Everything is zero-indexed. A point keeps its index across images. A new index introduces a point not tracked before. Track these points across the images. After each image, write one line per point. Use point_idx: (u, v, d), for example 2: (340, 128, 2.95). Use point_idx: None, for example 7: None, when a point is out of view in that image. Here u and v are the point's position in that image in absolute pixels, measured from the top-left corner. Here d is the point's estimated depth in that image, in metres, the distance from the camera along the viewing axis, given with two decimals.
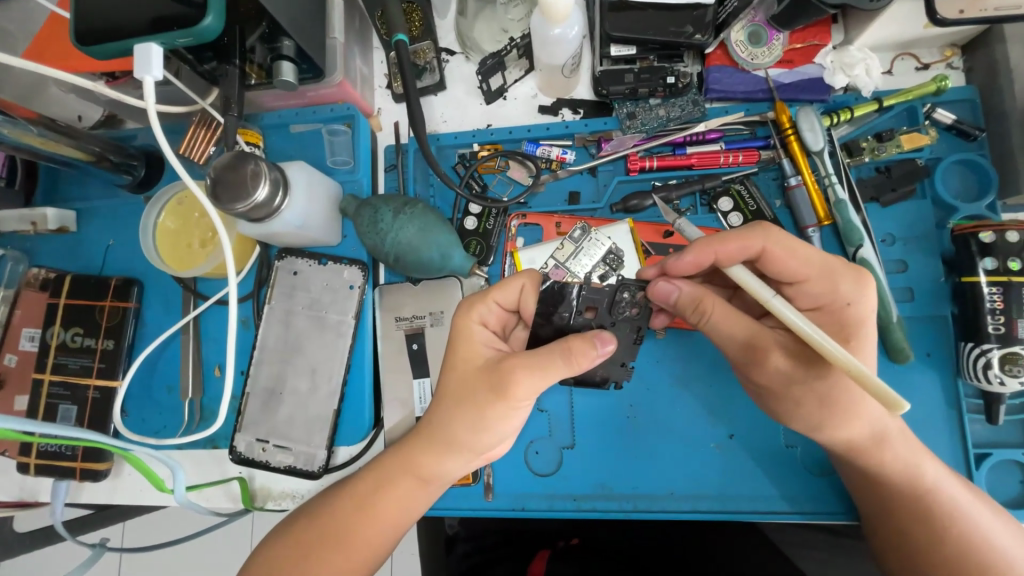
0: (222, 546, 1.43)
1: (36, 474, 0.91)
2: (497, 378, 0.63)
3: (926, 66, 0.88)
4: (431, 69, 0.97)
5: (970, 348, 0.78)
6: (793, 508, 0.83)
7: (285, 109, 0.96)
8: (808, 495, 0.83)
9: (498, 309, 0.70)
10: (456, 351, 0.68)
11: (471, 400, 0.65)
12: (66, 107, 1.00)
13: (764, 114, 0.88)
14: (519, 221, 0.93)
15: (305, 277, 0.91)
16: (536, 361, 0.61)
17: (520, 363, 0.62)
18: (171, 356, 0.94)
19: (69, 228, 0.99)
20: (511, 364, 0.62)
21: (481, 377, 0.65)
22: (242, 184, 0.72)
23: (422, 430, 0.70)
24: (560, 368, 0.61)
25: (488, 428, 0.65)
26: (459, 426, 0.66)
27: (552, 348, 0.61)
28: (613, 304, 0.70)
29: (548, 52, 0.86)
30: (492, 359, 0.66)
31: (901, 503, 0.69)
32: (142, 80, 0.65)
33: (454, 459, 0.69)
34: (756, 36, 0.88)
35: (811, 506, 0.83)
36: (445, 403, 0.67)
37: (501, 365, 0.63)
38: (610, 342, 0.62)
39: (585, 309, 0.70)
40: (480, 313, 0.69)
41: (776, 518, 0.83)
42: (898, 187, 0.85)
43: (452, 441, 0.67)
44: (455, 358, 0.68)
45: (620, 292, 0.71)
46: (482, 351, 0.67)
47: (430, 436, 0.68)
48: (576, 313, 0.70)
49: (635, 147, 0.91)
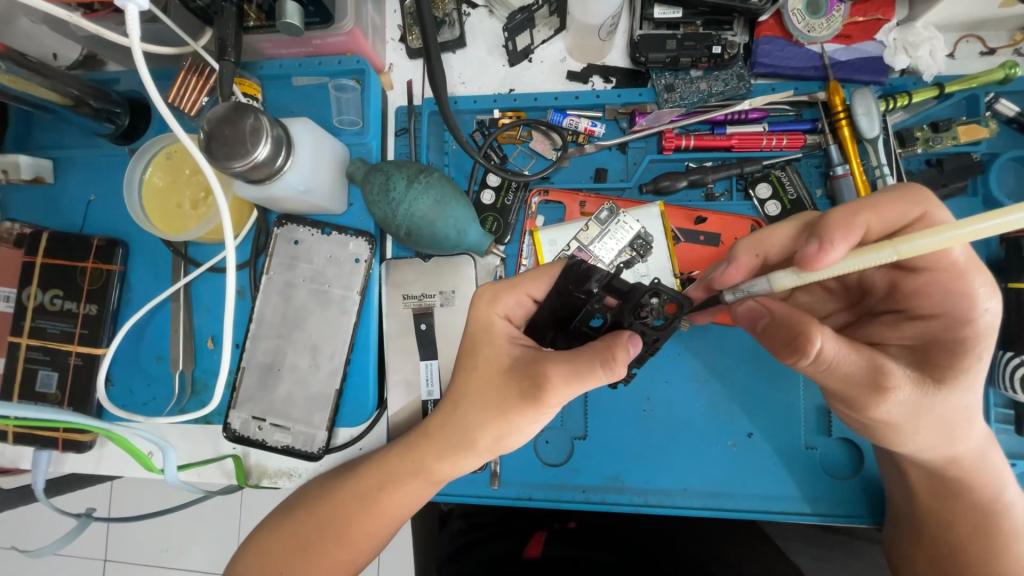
0: (211, 513, 1.41)
1: (15, 443, 0.86)
2: (532, 381, 0.58)
3: (992, 51, 0.81)
4: (450, 22, 0.88)
5: (1008, 357, 0.75)
6: (812, 509, 0.81)
7: (286, 59, 0.87)
8: (824, 495, 0.81)
9: (526, 302, 0.65)
10: (478, 351, 0.64)
11: (498, 405, 0.61)
12: (39, 42, 0.90)
13: (814, 95, 0.81)
14: (540, 198, 0.86)
15: (307, 247, 0.84)
16: (573, 362, 0.56)
17: (558, 365, 0.57)
18: (159, 324, 0.88)
19: (45, 179, 0.90)
20: (545, 367, 0.58)
21: (509, 378, 0.61)
22: (241, 140, 0.64)
23: (433, 432, 0.66)
24: (599, 376, 0.56)
25: (514, 433, 0.63)
26: (484, 430, 0.63)
27: (592, 351, 0.56)
28: (637, 308, 0.58)
29: (584, 9, 0.78)
30: (519, 359, 0.62)
31: (935, 506, 0.70)
32: (123, 9, 0.55)
33: (469, 456, 0.65)
34: (816, 5, 0.79)
35: (830, 508, 0.81)
36: (463, 404, 0.64)
37: (535, 367, 0.59)
38: (635, 347, 0.58)
39: (607, 298, 0.60)
40: (504, 307, 0.65)
41: (792, 518, 0.81)
42: (950, 182, 0.79)
43: (473, 443, 0.64)
44: (477, 357, 0.64)
45: (649, 294, 0.58)
46: (507, 350, 0.63)
47: (448, 439, 0.65)
48: (594, 298, 0.60)
49: (672, 123, 0.83)
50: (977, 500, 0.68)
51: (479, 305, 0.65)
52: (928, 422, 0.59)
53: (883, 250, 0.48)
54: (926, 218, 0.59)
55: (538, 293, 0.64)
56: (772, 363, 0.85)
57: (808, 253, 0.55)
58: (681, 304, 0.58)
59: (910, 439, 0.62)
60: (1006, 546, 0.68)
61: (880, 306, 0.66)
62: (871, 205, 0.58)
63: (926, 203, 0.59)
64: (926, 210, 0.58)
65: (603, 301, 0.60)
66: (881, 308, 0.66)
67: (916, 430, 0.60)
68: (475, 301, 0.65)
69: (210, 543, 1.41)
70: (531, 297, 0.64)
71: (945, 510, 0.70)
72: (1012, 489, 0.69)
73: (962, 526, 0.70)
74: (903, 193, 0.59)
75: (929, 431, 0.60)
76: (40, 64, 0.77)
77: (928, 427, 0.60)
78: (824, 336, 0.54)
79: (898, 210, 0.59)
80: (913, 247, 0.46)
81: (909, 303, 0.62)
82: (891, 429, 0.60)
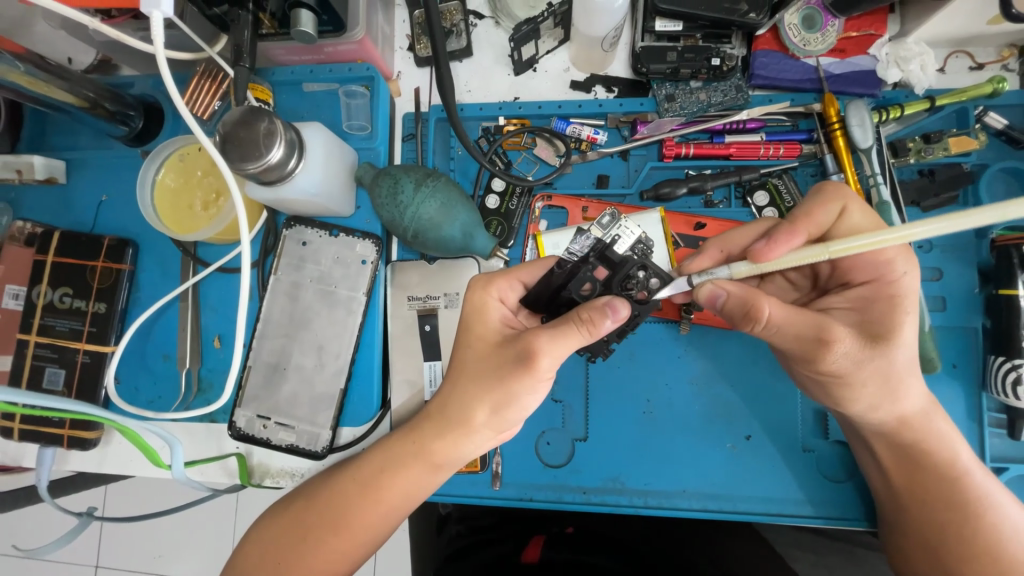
0: (207, 518, 1.40)
1: (20, 440, 0.87)
2: (521, 348, 0.61)
3: (980, 66, 0.84)
4: (457, 32, 0.90)
5: (1000, 362, 0.76)
6: (808, 512, 0.82)
7: (298, 65, 0.89)
8: (829, 499, 0.82)
9: (519, 288, 0.67)
10: (470, 330, 0.66)
11: (493, 373, 0.63)
12: (55, 47, 0.92)
13: (809, 106, 0.84)
14: (543, 203, 0.89)
15: (315, 248, 0.86)
16: (554, 328, 0.59)
17: (541, 331, 0.60)
18: (167, 323, 0.89)
19: (58, 179, 0.92)
20: (532, 336, 0.60)
21: (503, 348, 0.63)
22: (255, 143, 0.66)
23: (433, 412, 0.68)
24: (578, 336, 0.58)
25: (511, 402, 0.63)
26: (478, 404, 0.64)
27: (570, 316, 0.59)
28: (625, 279, 0.62)
29: (589, 22, 0.80)
30: (512, 336, 0.64)
31: (921, 494, 0.71)
32: (149, 16, 0.57)
33: (471, 440, 0.66)
34: (810, 21, 0.83)
35: (827, 511, 0.82)
36: (461, 379, 0.65)
37: (523, 336, 0.62)
38: (623, 308, 0.58)
39: (599, 269, 0.63)
40: (498, 290, 0.67)
41: (789, 520, 0.82)
42: (941, 193, 0.82)
43: (469, 420, 0.65)
44: (469, 335, 0.67)
45: (637, 267, 0.63)
46: (499, 330, 0.66)
47: (445, 415, 0.66)
48: (584, 267, 0.63)
49: (672, 131, 0.86)
50: (940, 473, 0.70)
51: (475, 290, 0.67)
52: (871, 375, 0.63)
53: (819, 250, 0.53)
54: (849, 211, 0.65)
55: (530, 280, 0.67)
56: (770, 368, 0.86)
57: (757, 247, 0.63)
58: (664, 281, 0.63)
59: (866, 406, 0.67)
60: (985, 518, 0.69)
61: (830, 284, 0.70)
62: (801, 216, 0.65)
63: (846, 198, 0.65)
64: (846, 202, 0.65)
65: (594, 270, 0.63)
66: (832, 286, 0.70)
67: (864, 384, 0.64)
68: (470, 286, 0.67)
69: (205, 548, 1.40)
70: (524, 283, 0.67)
71: (932, 504, 0.70)
72: (966, 456, 0.71)
73: (933, 502, 0.70)
74: (822, 196, 0.65)
75: (872, 383, 0.64)
76: (59, 68, 0.80)
77: (872, 379, 0.64)
78: (772, 304, 0.61)
79: (826, 208, 0.64)
80: (845, 246, 0.51)
81: (849, 277, 0.66)
82: (840, 382, 0.64)
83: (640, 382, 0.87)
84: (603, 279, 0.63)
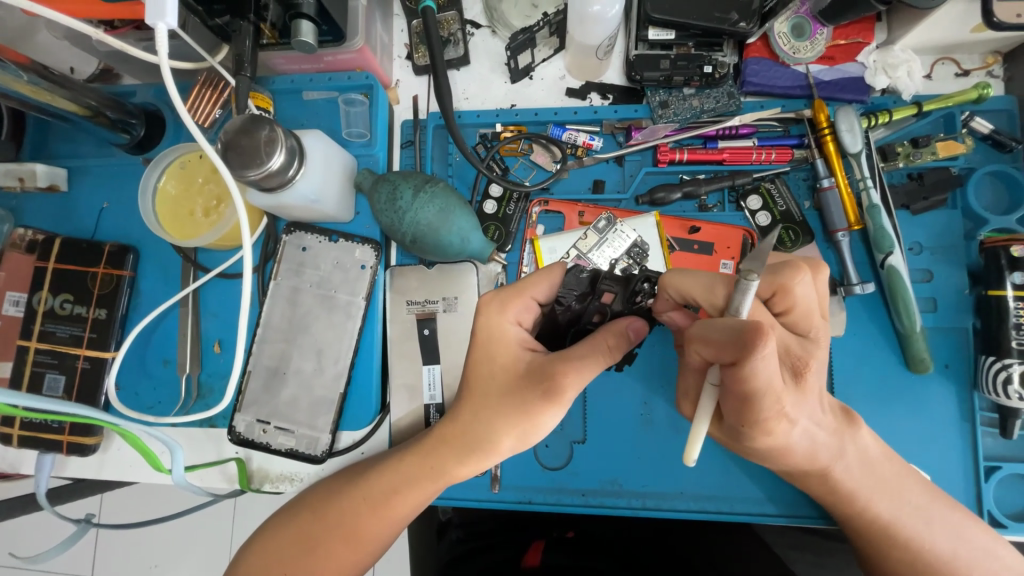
0: (206, 525, 1.40)
1: (19, 446, 0.87)
2: (548, 380, 0.61)
3: (966, 72, 0.86)
4: (455, 41, 0.92)
5: (990, 362, 0.77)
6: (779, 510, 0.83)
7: (298, 74, 0.91)
8: (793, 499, 0.83)
9: (532, 307, 0.66)
10: (495, 359, 0.65)
11: (517, 408, 0.63)
12: (58, 57, 0.93)
13: (800, 112, 0.86)
14: (541, 208, 0.89)
15: (314, 253, 0.87)
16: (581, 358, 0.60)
17: (572, 366, 0.60)
18: (167, 329, 0.89)
19: (60, 187, 0.93)
20: (561, 369, 0.60)
21: (526, 383, 0.63)
22: (256, 150, 0.67)
23: (451, 439, 0.68)
24: (601, 357, 0.60)
25: (514, 415, 0.64)
26: (508, 432, 0.64)
27: (597, 338, 0.60)
28: (632, 294, 0.65)
29: (584, 31, 0.82)
30: (536, 363, 0.63)
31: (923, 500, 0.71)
32: (153, 27, 0.58)
33: (476, 446, 0.66)
34: (800, 29, 0.85)
35: (797, 510, 0.83)
36: (484, 411, 0.65)
37: (549, 369, 0.61)
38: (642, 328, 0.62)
39: (605, 295, 0.64)
40: (514, 314, 0.65)
41: (759, 519, 0.83)
42: (930, 196, 0.83)
43: (476, 434, 0.66)
44: (494, 363, 0.65)
45: (641, 280, 0.65)
46: (519, 355, 0.64)
47: (467, 444, 0.67)
48: (591, 299, 0.64)
49: (666, 137, 0.87)
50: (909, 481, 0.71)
51: (489, 315, 0.65)
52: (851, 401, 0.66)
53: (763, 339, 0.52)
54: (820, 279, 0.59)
55: (542, 297, 0.65)
56: None
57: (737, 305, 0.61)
58: None
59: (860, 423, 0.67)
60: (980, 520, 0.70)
61: None
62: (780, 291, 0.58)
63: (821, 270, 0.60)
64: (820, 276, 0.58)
65: (600, 300, 0.64)
66: None
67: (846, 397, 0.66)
68: (485, 311, 0.65)
69: (203, 554, 1.40)
70: (537, 302, 0.66)
71: (924, 515, 0.68)
72: None
73: None
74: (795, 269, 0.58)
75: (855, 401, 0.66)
76: (61, 77, 0.81)
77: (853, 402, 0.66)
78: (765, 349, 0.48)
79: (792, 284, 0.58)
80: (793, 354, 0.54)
81: None
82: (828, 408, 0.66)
83: (637, 382, 0.88)
84: (613, 304, 0.65)
